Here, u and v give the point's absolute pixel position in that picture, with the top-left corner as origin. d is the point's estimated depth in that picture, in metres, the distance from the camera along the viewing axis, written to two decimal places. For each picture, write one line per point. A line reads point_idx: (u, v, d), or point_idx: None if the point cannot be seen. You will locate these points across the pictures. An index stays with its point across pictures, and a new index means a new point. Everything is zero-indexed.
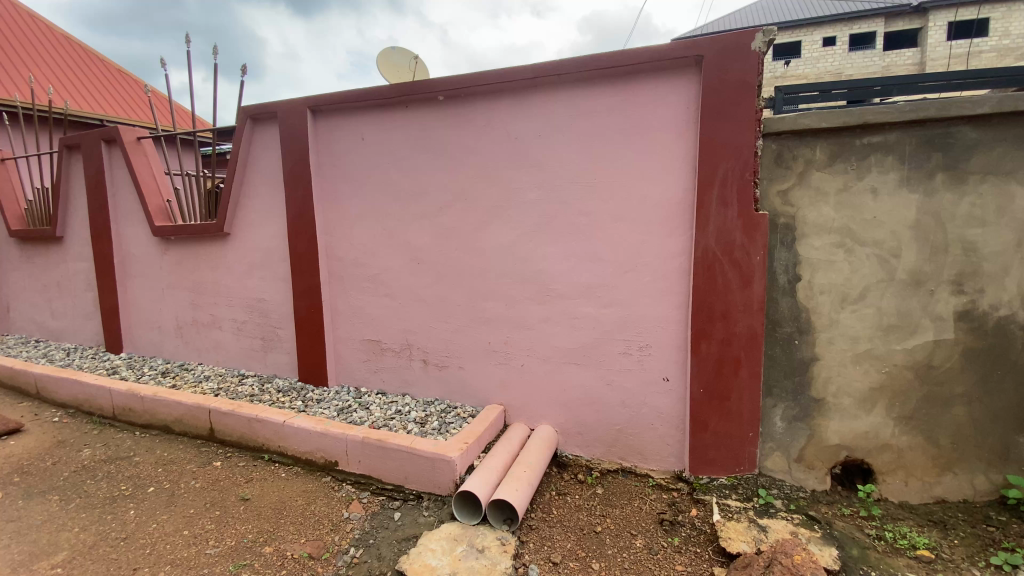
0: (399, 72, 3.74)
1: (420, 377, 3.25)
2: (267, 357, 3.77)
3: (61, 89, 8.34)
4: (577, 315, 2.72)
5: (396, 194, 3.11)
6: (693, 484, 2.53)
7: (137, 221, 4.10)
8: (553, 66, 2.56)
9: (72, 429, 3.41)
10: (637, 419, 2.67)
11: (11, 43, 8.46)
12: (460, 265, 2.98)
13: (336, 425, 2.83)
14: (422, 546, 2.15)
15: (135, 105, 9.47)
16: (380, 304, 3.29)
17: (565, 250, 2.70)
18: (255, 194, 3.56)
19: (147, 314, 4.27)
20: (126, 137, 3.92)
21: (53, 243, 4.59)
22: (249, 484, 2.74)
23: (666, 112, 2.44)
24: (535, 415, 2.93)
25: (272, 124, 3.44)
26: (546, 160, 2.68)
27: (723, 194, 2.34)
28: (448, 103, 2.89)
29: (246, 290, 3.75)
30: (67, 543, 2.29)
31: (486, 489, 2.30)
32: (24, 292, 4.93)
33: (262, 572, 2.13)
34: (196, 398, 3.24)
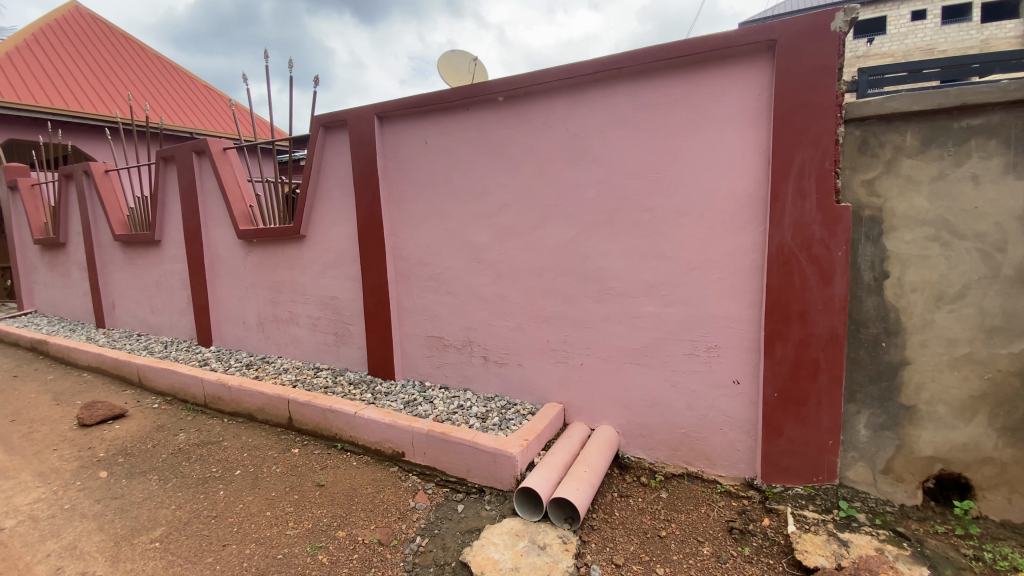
0: (460, 74, 3.84)
1: (481, 373, 3.30)
2: (338, 352, 3.98)
3: (157, 105, 9.24)
4: (640, 314, 2.66)
5: (458, 194, 3.18)
6: (766, 492, 2.40)
7: (223, 225, 4.45)
8: (614, 60, 2.52)
9: (169, 415, 3.76)
10: (704, 422, 2.57)
11: (115, 67, 9.42)
12: (520, 264, 3.00)
13: (402, 418, 2.94)
14: (485, 539, 2.19)
15: (219, 116, 10.28)
16: (442, 302, 3.38)
17: (627, 247, 2.64)
18: (327, 198, 3.76)
19: (233, 311, 4.63)
20: (213, 148, 4.25)
21: (152, 246, 5.06)
22: (324, 471, 2.91)
23: (735, 102, 2.34)
24: (596, 415, 2.89)
25: (342, 132, 3.61)
26: (607, 156, 2.64)
27: (801, 185, 2.21)
28: (507, 102, 2.91)
29: (319, 289, 3.98)
30: (166, 519, 2.53)
31: (547, 487, 2.31)
32: (128, 291, 5.49)
33: (335, 554, 2.25)
34: (276, 389, 3.47)
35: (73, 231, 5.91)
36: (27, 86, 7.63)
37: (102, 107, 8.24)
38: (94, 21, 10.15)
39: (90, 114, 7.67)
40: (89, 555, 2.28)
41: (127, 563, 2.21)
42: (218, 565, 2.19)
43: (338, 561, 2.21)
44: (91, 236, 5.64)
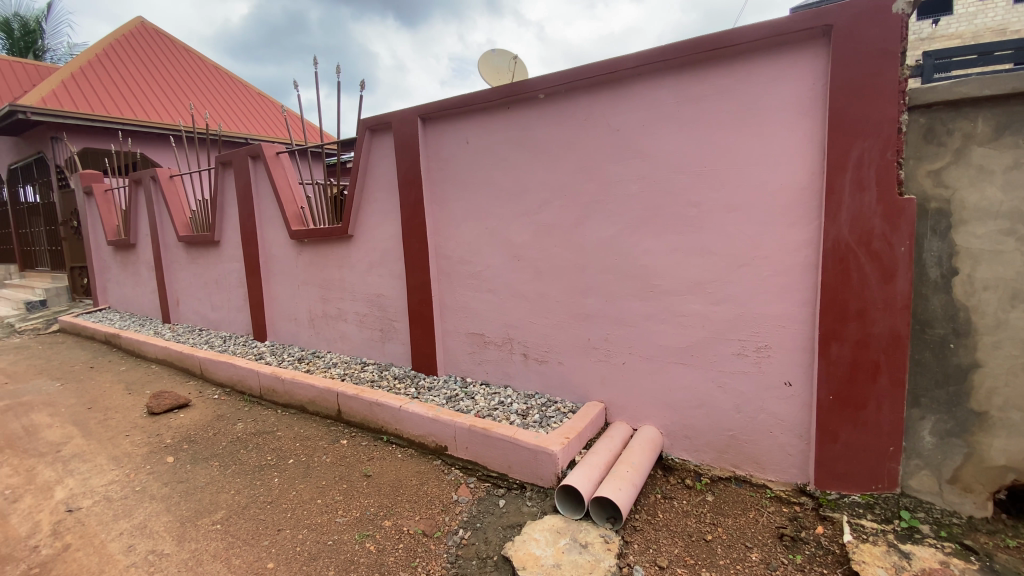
0: (500, 73, 3.87)
1: (522, 371, 3.32)
2: (384, 347, 4.09)
3: (216, 114, 9.77)
4: (685, 312, 2.60)
5: (499, 193, 3.20)
6: (819, 499, 2.30)
7: (277, 226, 4.66)
8: (658, 52, 2.47)
9: (228, 405, 3.98)
10: (753, 425, 2.49)
11: (177, 78, 10.01)
12: (561, 262, 2.99)
13: (445, 412, 3.00)
14: (526, 534, 2.21)
15: (272, 122, 10.75)
16: (483, 300, 3.41)
17: (672, 244, 2.59)
18: (373, 199, 3.87)
19: (285, 307, 4.85)
20: (267, 152, 4.46)
21: (212, 246, 5.36)
22: (371, 462, 3.00)
23: (787, 91, 2.25)
24: (638, 414, 2.85)
25: (387, 134, 3.71)
26: (650, 152, 2.60)
27: (859, 177, 2.10)
28: (549, 100, 2.91)
29: (365, 286, 4.11)
30: (226, 503, 2.68)
31: (589, 485, 2.30)
32: (190, 288, 5.83)
33: (382, 543, 2.32)
34: (325, 382, 3.61)
35: (142, 233, 6.34)
36: (100, 98, 8.23)
37: (166, 116, 8.78)
38: (158, 35, 10.81)
39: (155, 123, 8.19)
40: (158, 534, 2.45)
41: (192, 543, 2.36)
42: (274, 549, 2.31)
43: (384, 550, 2.28)
44: (158, 237, 6.03)
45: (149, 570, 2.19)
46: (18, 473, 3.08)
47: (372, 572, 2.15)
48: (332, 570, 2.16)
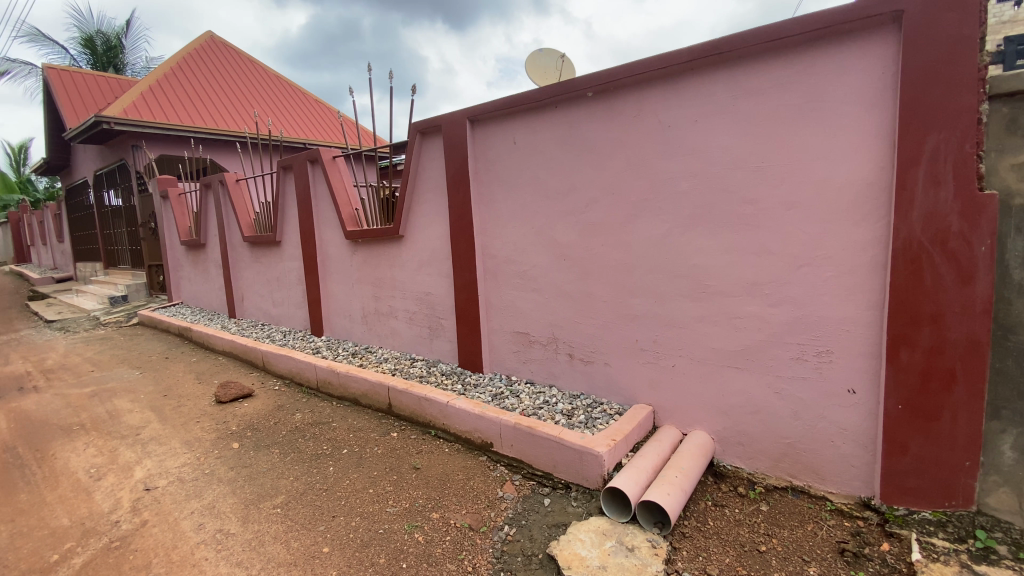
0: (546, 72, 3.88)
1: (567, 371, 3.31)
2: (432, 344, 4.19)
3: (277, 121, 10.31)
4: (739, 314, 2.52)
5: (546, 192, 3.21)
6: (885, 515, 2.17)
7: (333, 226, 4.87)
8: (712, 45, 2.41)
9: (287, 396, 4.19)
10: (812, 433, 2.38)
11: (242, 88, 10.63)
12: (609, 262, 2.96)
13: (491, 409, 3.04)
14: (572, 534, 2.20)
15: (329, 127, 11.20)
16: (529, 299, 3.43)
17: (725, 243, 2.51)
18: (422, 200, 3.97)
19: (339, 304, 5.06)
20: (324, 156, 4.66)
21: (274, 246, 5.66)
22: (420, 455, 3.08)
23: (852, 83, 2.14)
24: (688, 419, 2.78)
25: (437, 136, 3.79)
26: (703, 148, 2.53)
27: (933, 172, 1.96)
28: (597, 98, 2.89)
29: (415, 285, 4.22)
30: (285, 488, 2.82)
31: (635, 489, 2.27)
32: (254, 286, 6.18)
33: (430, 534, 2.38)
34: (377, 376, 3.74)
35: (211, 233, 6.78)
36: (174, 109, 8.86)
37: (232, 124, 9.34)
38: (225, 48, 11.53)
39: (222, 131, 8.73)
40: (225, 514, 2.61)
41: (255, 524, 2.51)
42: (329, 534, 2.41)
43: (432, 541, 2.34)
44: (225, 237, 6.43)
45: (216, 548, 2.35)
46: (103, 453, 3.37)
47: (421, 562, 2.21)
48: (383, 558, 2.24)
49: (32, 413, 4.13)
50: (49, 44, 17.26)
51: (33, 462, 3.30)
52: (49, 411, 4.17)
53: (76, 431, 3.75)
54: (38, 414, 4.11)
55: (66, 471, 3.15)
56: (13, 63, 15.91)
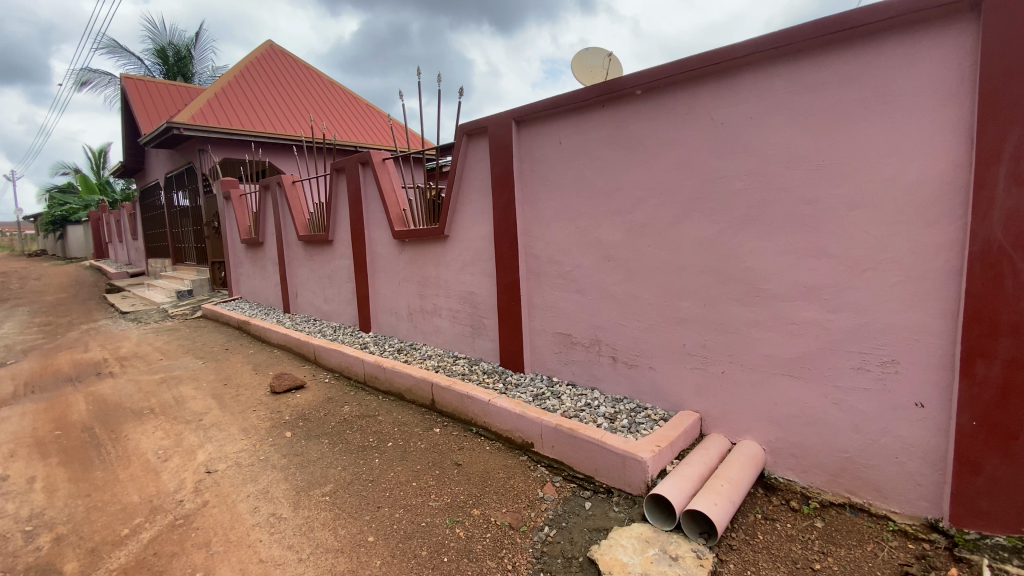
0: (592, 71, 3.89)
1: (610, 374, 3.26)
2: (474, 343, 4.23)
3: (331, 126, 10.73)
4: (795, 320, 2.41)
5: (591, 193, 3.18)
6: (954, 538, 2.02)
7: (382, 226, 5.01)
8: (769, 39, 2.32)
9: (336, 389, 4.35)
10: (873, 448, 2.24)
11: (299, 94, 11.12)
12: (656, 264, 2.90)
13: (532, 409, 3.04)
14: (613, 539, 2.17)
15: (379, 131, 11.55)
16: (572, 300, 3.40)
17: (781, 245, 2.41)
18: (468, 200, 4.02)
19: (386, 301, 5.20)
20: (375, 158, 4.81)
21: (326, 245, 5.89)
22: (461, 452, 3.12)
23: (923, 77, 2.01)
24: (737, 427, 2.68)
25: (483, 138, 3.82)
26: (758, 145, 2.44)
27: (1017, 170, 1.81)
28: (645, 96, 2.84)
29: (458, 284, 4.27)
30: (334, 477, 2.93)
31: (680, 497, 2.21)
32: (307, 283, 6.45)
33: (471, 530, 2.41)
34: (421, 372, 3.82)
35: (268, 232, 7.13)
36: (237, 114, 9.39)
37: (289, 128, 9.80)
38: (284, 56, 12.12)
39: (280, 135, 9.16)
40: (278, 499, 2.74)
41: (305, 510, 2.62)
42: (374, 524, 2.48)
43: (473, 537, 2.36)
44: (281, 236, 6.74)
45: (270, 530, 2.47)
46: (169, 436, 3.61)
47: (461, 557, 2.24)
48: (425, 550, 2.28)
49: (108, 397, 4.47)
50: (128, 56, 18.67)
51: (109, 442, 3.57)
52: (123, 395, 4.50)
53: (146, 414, 4.04)
54: (114, 398, 4.45)
55: (136, 452, 3.39)
56: (96, 74, 17.28)
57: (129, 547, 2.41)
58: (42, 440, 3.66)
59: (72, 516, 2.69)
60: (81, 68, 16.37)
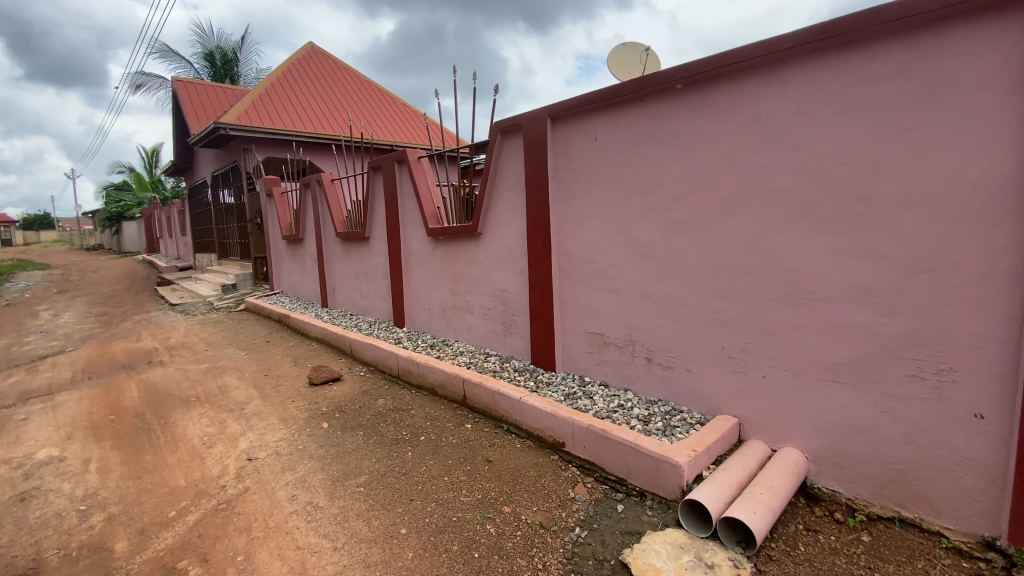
0: (629, 66, 3.88)
1: (644, 375, 3.20)
2: (506, 341, 4.23)
3: (369, 125, 10.96)
4: (843, 323, 2.30)
5: (627, 190, 3.12)
6: (1014, 559, 1.89)
7: (417, 223, 5.08)
8: (819, 29, 2.22)
9: (371, 382, 4.44)
10: (926, 460, 2.12)
11: (339, 95, 11.40)
12: (693, 263, 2.83)
13: (564, 409, 3.02)
14: (646, 543, 2.13)
15: (415, 130, 11.72)
16: (606, 299, 3.36)
17: (828, 246, 2.31)
18: (501, 198, 4.02)
19: (420, 298, 5.26)
20: (411, 157, 4.87)
21: (362, 242, 6.02)
22: (493, 448, 3.13)
23: (988, 66, 1.88)
24: (778, 434, 2.59)
25: (517, 135, 3.81)
26: (805, 141, 2.34)
27: None
28: (686, 91, 2.77)
29: (491, 282, 4.28)
30: (368, 469, 2.99)
31: (717, 504, 2.15)
32: (344, 278, 6.61)
33: (502, 527, 2.41)
34: (453, 368, 3.85)
35: (308, 229, 7.34)
36: (280, 115, 9.70)
37: (329, 128, 10.06)
38: (325, 57, 12.45)
39: (320, 134, 9.42)
40: (315, 488, 2.82)
41: (340, 500, 2.68)
42: (406, 516, 2.52)
43: (503, 534, 2.37)
44: (320, 233, 6.93)
45: (307, 518, 2.54)
46: (214, 423, 3.77)
47: (492, 553, 2.24)
48: (456, 545, 2.30)
49: (158, 384, 4.70)
50: (179, 61, 19.54)
51: (158, 427, 3.75)
52: (172, 383, 4.73)
53: (193, 402, 4.22)
54: (163, 385, 4.67)
55: (183, 437, 3.55)
56: (149, 77, 18.19)
57: (175, 528, 2.53)
58: (98, 423, 3.88)
59: (124, 497, 2.84)
60: (136, 72, 17.22)
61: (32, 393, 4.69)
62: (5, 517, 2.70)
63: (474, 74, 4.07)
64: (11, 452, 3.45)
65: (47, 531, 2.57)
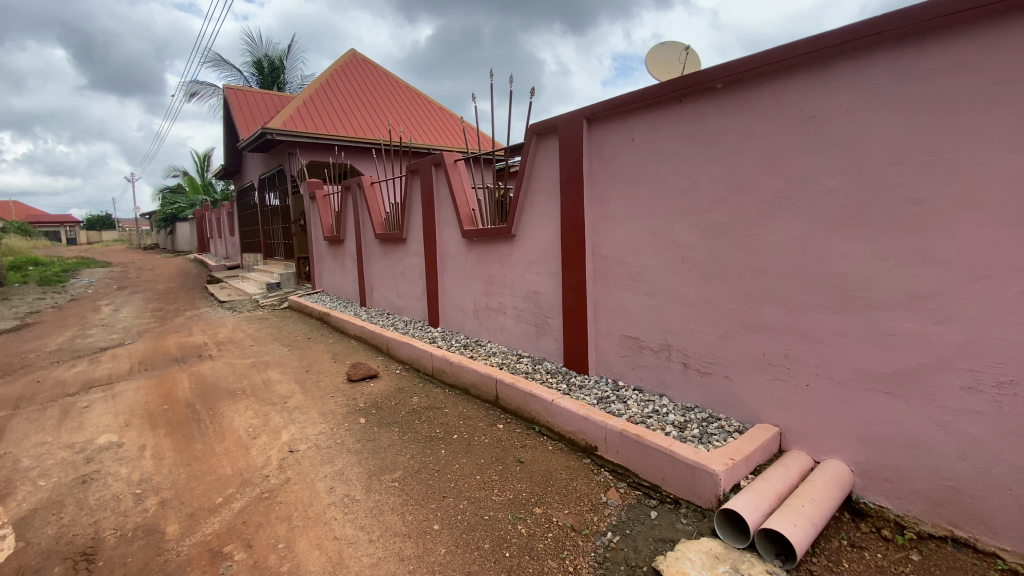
0: (668, 66, 3.83)
1: (680, 381, 3.14)
2: (539, 343, 4.24)
3: (408, 129, 11.20)
4: (893, 331, 2.20)
5: (665, 192, 3.08)
6: None
7: (453, 225, 5.15)
8: (869, 25, 2.14)
9: (406, 380, 4.53)
10: (984, 478, 2.00)
11: (379, 100, 11.69)
12: (732, 266, 2.76)
13: (597, 412, 3.00)
14: (680, 552, 2.10)
15: (452, 133, 11.89)
16: (641, 303, 3.32)
17: (878, 250, 2.21)
18: (536, 199, 4.03)
19: (454, 299, 5.33)
20: (448, 160, 4.95)
21: (400, 243, 6.15)
22: (524, 449, 3.14)
23: None
24: (821, 445, 2.49)
25: (553, 137, 3.82)
26: (854, 140, 2.25)
27: None
28: (726, 90, 2.72)
29: (525, 284, 4.30)
30: (403, 464, 3.05)
31: (755, 514, 2.09)
32: (382, 278, 6.77)
33: (533, 528, 2.42)
34: (487, 369, 3.88)
35: (348, 230, 7.56)
36: (323, 120, 10.03)
37: (369, 132, 10.34)
38: (365, 64, 12.79)
39: (361, 138, 9.70)
40: (352, 481, 2.90)
41: (376, 494, 2.75)
42: (439, 512, 2.56)
43: (534, 535, 2.37)
44: (360, 234, 7.12)
45: (344, 510, 2.62)
46: (258, 416, 3.93)
47: (523, 553, 2.25)
48: (487, 543, 2.32)
49: (208, 377, 4.95)
50: (230, 70, 20.43)
51: (207, 418, 3.95)
52: (220, 376, 4.97)
53: (239, 394, 4.42)
54: (212, 378, 4.91)
55: (230, 428, 3.72)
56: (204, 86, 19.21)
57: (222, 514, 2.65)
58: (152, 412, 4.11)
59: (175, 483, 3.00)
60: (191, 81, 18.27)
61: (94, 383, 5.02)
62: (69, 498, 2.90)
63: (512, 77, 4.12)
64: (76, 437, 3.71)
65: (106, 512, 2.75)
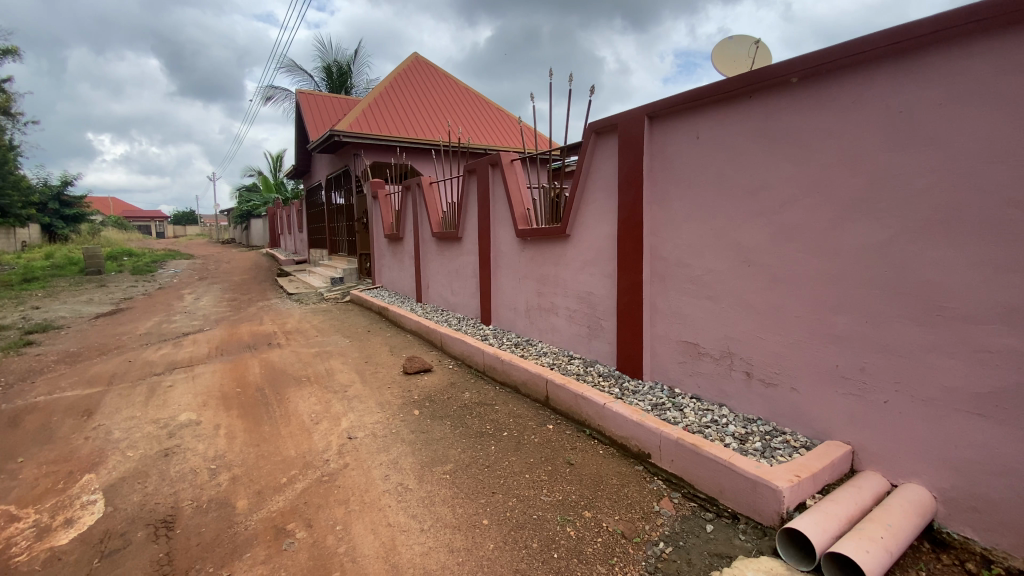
0: (736, 61, 3.67)
1: (742, 391, 3.01)
2: (591, 345, 4.19)
3: (466, 130, 11.43)
4: (989, 348, 1.99)
5: (730, 192, 2.96)
6: None
7: (508, 225, 5.18)
8: (970, 11, 1.95)
9: (458, 375, 4.62)
10: None
11: (440, 102, 12.00)
12: (803, 271, 2.61)
13: (652, 419, 2.92)
14: (738, 569, 2.00)
15: (509, 134, 12.01)
16: (700, 307, 3.21)
17: (973, 257, 2.01)
18: (593, 199, 3.97)
19: (507, 298, 5.36)
20: (504, 160, 4.98)
21: (456, 241, 6.27)
22: (574, 451, 3.11)
23: None
24: (898, 467, 2.30)
25: (612, 136, 3.75)
26: (948, 137, 2.06)
27: None
28: (801, 85, 2.56)
29: (578, 284, 4.25)
30: (454, 458, 3.11)
31: (822, 537, 1.96)
32: (437, 276, 6.92)
33: (582, 531, 2.39)
34: (538, 368, 3.88)
35: (408, 228, 7.80)
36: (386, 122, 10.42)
37: (430, 134, 10.62)
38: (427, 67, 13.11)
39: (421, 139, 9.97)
40: (405, 470, 2.99)
41: (428, 485, 2.82)
42: (488, 508, 2.59)
43: (583, 538, 2.34)
44: (418, 232, 7.33)
45: (398, 498, 2.70)
46: (320, 403, 4.14)
47: (571, 556, 2.23)
48: (536, 543, 2.32)
49: (276, 364, 5.26)
50: (302, 74, 21.53)
51: (274, 402, 4.20)
52: (286, 363, 5.27)
53: (303, 382, 4.67)
54: (279, 365, 5.22)
55: (294, 413, 3.94)
56: (279, 91, 20.49)
57: (285, 494, 2.81)
58: (227, 394, 4.42)
59: (245, 461, 3.22)
60: (268, 86, 19.54)
61: (177, 364, 5.47)
62: (153, 468, 3.18)
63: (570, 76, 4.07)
64: (160, 414, 4.05)
65: (184, 484, 2.99)
